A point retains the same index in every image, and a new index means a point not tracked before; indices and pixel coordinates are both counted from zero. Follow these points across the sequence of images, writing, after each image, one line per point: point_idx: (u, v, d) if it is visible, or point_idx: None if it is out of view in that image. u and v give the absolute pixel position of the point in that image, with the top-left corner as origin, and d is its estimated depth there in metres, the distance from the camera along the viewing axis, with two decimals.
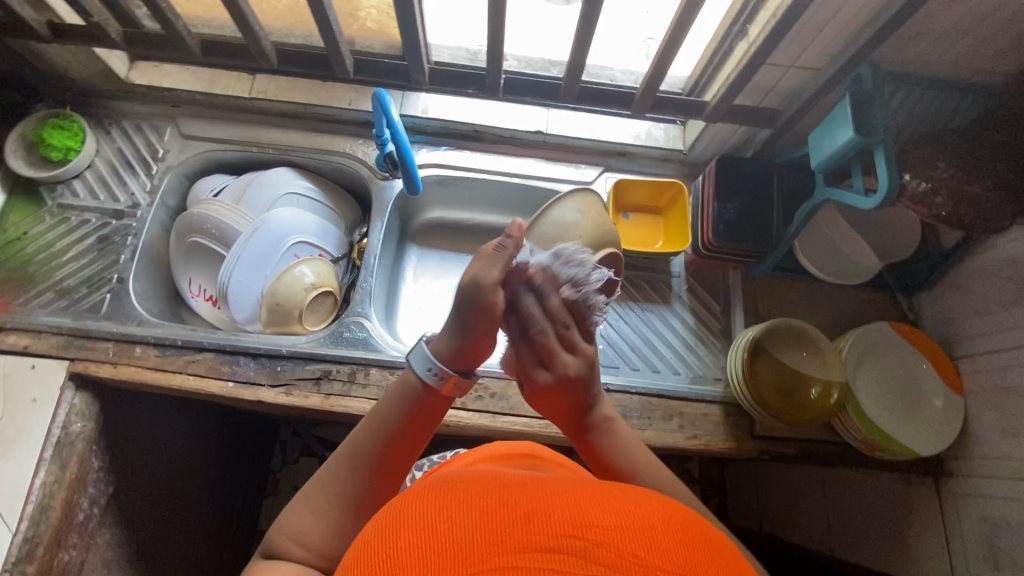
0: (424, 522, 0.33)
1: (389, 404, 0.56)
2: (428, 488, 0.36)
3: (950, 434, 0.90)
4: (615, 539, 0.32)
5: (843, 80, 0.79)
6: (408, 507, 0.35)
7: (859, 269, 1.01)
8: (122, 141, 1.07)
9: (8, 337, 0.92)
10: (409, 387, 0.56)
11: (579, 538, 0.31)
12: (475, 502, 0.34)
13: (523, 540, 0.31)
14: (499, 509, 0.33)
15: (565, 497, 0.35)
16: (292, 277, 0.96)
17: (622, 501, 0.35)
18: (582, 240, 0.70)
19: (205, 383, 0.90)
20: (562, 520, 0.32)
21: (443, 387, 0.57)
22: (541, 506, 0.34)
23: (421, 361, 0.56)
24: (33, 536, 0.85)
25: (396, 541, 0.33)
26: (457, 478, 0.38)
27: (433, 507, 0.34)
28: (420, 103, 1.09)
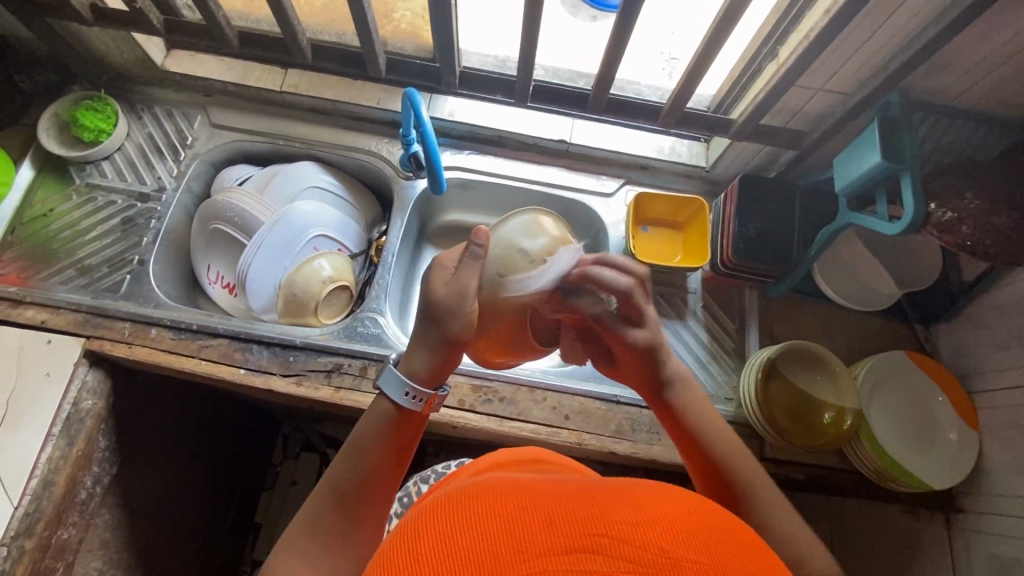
0: (446, 533, 0.34)
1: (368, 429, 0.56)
2: (444, 501, 0.38)
3: (962, 469, 0.89)
4: (637, 535, 0.34)
5: (871, 106, 0.79)
6: (426, 518, 0.36)
7: (877, 295, 0.99)
8: (153, 126, 1.08)
9: (26, 311, 0.93)
10: (384, 411, 0.56)
11: (604, 536, 0.34)
12: (496, 507, 0.36)
13: (552, 541, 0.33)
14: (519, 513, 0.35)
15: (581, 499, 0.37)
16: (310, 269, 0.97)
17: (635, 499, 0.37)
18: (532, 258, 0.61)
19: (218, 369, 0.91)
20: (583, 521, 0.34)
21: (421, 408, 0.56)
22: (560, 507, 0.36)
23: (396, 387, 0.55)
24: (34, 511, 0.84)
25: (420, 550, 0.34)
26: (469, 487, 0.39)
27: (452, 517, 0.35)
28: (447, 106, 1.10)
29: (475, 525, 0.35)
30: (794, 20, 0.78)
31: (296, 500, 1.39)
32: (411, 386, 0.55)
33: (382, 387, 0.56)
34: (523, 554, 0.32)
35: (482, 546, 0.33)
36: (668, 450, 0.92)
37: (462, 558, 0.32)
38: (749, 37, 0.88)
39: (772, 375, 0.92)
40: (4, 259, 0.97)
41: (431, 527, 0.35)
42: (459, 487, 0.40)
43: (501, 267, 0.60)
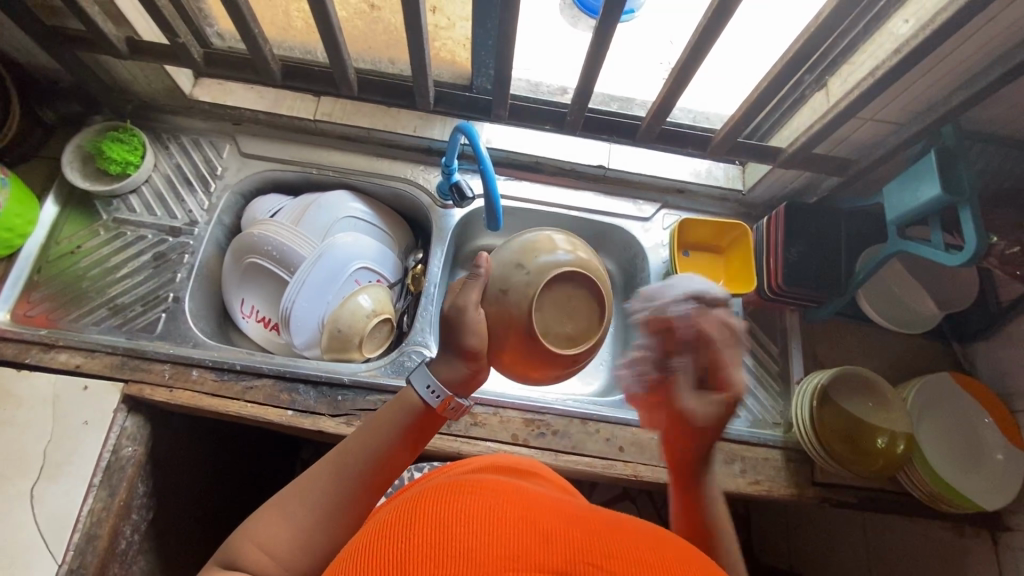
0: (440, 525, 0.33)
1: (397, 414, 0.54)
2: (451, 494, 0.37)
3: (1014, 488, 0.89)
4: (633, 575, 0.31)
5: (926, 138, 0.80)
6: (424, 507, 0.35)
7: (919, 317, 1.02)
8: (181, 156, 1.05)
9: (59, 355, 0.89)
10: (412, 401, 0.55)
11: (599, 567, 0.32)
12: (498, 515, 0.34)
13: (543, 560, 0.31)
14: (520, 527, 0.33)
15: (585, 527, 0.35)
16: (354, 304, 0.95)
17: (642, 542, 0.36)
18: (542, 262, 0.63)
19: (264, 411, 0.88)
20: (585, 549, 0.32)
21: (439, 407, 0.55)
22: (565, 532, 0.34)
23: (421, 378, 0.55)
24: (78, 567, 0.80)
25: (409, 537, 0.33)
26: (474, 485, 0.38)
27: (450, 513, 0.34)
28: (484, 133, 1.08)
29: (471, 521, 0.33)
30: (848, 53, 0.79)
31: None
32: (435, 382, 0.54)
33: (410, 377, 0.55)
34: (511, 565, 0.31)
35: (473, 545, 0.32)
36: (722, 479, 0.92)
37: (451, 553, 0.31)
38: None
39: (824, 402, 0.93)
40: (32, 299, 0.94)
41: (427, 512, 0.35)
42: (469, 483, 0.39)
43: (500, 281, 0.62)
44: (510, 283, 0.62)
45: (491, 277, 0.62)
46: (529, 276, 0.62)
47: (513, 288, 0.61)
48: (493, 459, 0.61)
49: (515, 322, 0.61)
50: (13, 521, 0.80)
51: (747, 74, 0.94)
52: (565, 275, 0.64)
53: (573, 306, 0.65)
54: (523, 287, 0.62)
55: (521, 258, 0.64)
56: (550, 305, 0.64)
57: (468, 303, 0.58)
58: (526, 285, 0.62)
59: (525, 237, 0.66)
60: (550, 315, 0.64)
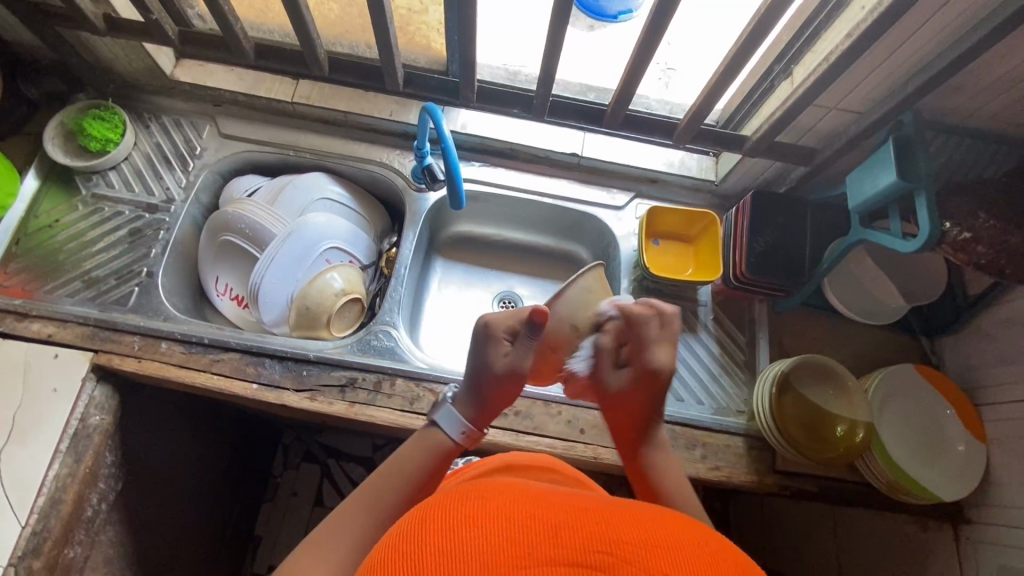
0: (452, 531, 0.36)
1: (418, 450, 0.62)
2: (453, 502, 0.39)
3: (973, 479, 0.89)
4: (636, 556, 0.35)
5: (885, 125, 0.80)
6: (432, 515, 0.38)
7: (883, 309, 1.01)
8: (161, 136, 1.07)
9: (33, 324, 0.91)
10: (435, 440, 0.63)
11: (605, 553, 0.35)
12: (504, 516, 0.37)
13: (552, 553, 0.35)
14: (526, 522, 0.36)
15: (588, 514, 0.38)
16: (323, 282, 0.96)
17: (643, 521, 0.39)
18: (587, 316, 0.71)
19: (229, 383, 0.90)
20: (589, 536, 0.36)
21: (466, 440, 0.65)
22: (568, 521, 0.37)
23: (447, 417, 0.64)
24: (42, 530, 0.82)
25: (425, 546, 0.35)
26: (476, 488, 0.41)
27: (459, 519, 0.37)
28: (460, 118, 1.10)
29: (477, 528, 0.36)
30: (810, 40, 0.79)
31: (294, 512, 1.42)
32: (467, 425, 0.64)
33: (439, 419, 0.64)
34: (523, 562, 0.34)
35: (485, 549, 0.34)
36: (682, 464, 0.92)
37: (465, 558, 0.34)
38: (764, 53, 0.89)
39: (786, 389, 0.93)
40: (8, 270, 0.96)
41: (438, 520, 0.37)
42: (473, 488, 0.42)
43: (551, 330, 0.71)
44: (558, 332, 0.71)
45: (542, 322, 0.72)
46: (574, 331, 0.71)
47: (559, 336, 0.71)
48: (506, 458, 0.69)
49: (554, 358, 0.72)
50: None
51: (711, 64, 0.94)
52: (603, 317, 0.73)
53: None
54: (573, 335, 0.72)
55: (570, 311, 0.71)
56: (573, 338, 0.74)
57: (514, 357, 0.65)
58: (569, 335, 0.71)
59: (573, 291, 0.72)
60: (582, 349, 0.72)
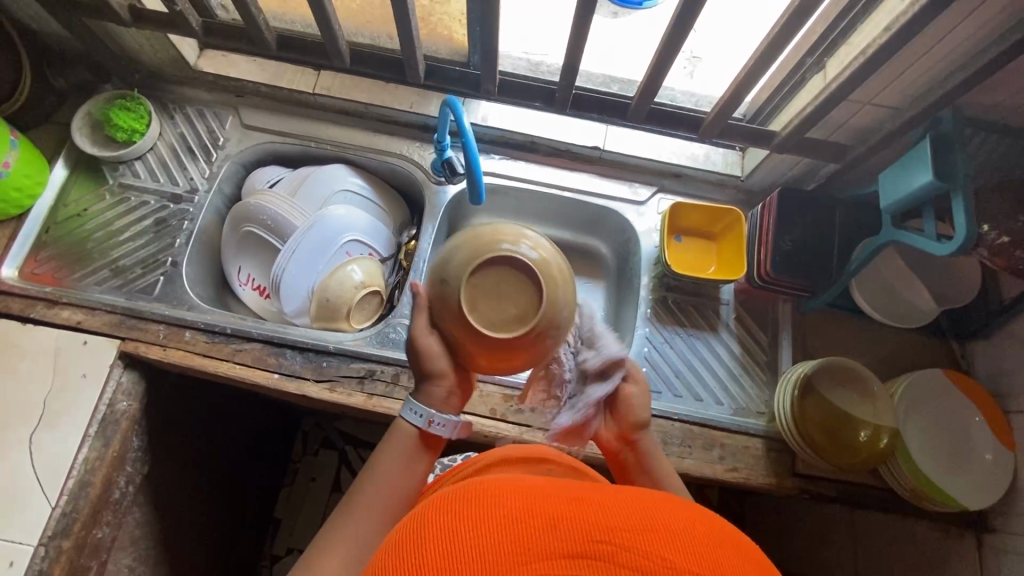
0: (454, 535, 0.37)
1: (395, 446, 0.61)
2: (457, 500, 0.40)
3: (998, 488, 0.87)
4: (635, 542, 0.36)
5: (922, 123, 0.77)
6: (433, 518, 0.39)
7: (914, 311, 0.98)
8: (185, 126, 1.08)
9: (62, 311, 0.93)
10: (403, 433, 0.62)
11: (606, 542, 0.36)
12: (505, 512, 0.38)
13: (553, 545, 0.36)
14: (527, 516, 0.38)
15: (588, 503, 0.39)
16: (342, 275, 0.97)
17: (643, 507, 0.39)
18: (457, 265, 0.58)
19: (252, 372, 0.91)
20: (588, 526, 0.37)
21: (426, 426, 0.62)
22: (567, 511, 0.38)
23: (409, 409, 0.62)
24: (71, 511, 0.85)
25: (428, 551, 0.37)
26: (475, 485, 0.42)
27: (459, 522, 0.38)
28: (481, 110, 1.09)
29: (479, 526, 0.37)
30: (846, 33, 0.76)
31: (312, 497, 1.44)
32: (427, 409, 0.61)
33: (401, 414, 0.62)
34: (526, 557, 0.35)
35: (485, 548, 0.36)
36: (699, 464, 0.91)
37: (469, 558, 0.35)
38: (795, 46, 0.86)
39: (808, 390, 0.92)
40: (39, 258, 0.98)
41: (439, 524, 0.38)
42: (473, 485, 0.43)
43: (432, 298, 0.59)
44: (438, 298, 0.59)
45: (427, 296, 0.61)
46: (450, 286, 0.57)
47: (438, 301, 0.59)
48: (504, 450, 0.69)
49: (459, 329, 0.58)
50: (13, 465, 0.85)
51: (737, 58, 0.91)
52: (524, 277, 0.57)
53: (507, 291, 0.57)
54: (480, 285, 0.57)
55: (441, 270, 0.59)
56: (486, 292, 0.57)
57: (419, 331, 0.61)
58: (450, 292, 0.57)
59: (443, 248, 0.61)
60: (515, 318, 0.56)
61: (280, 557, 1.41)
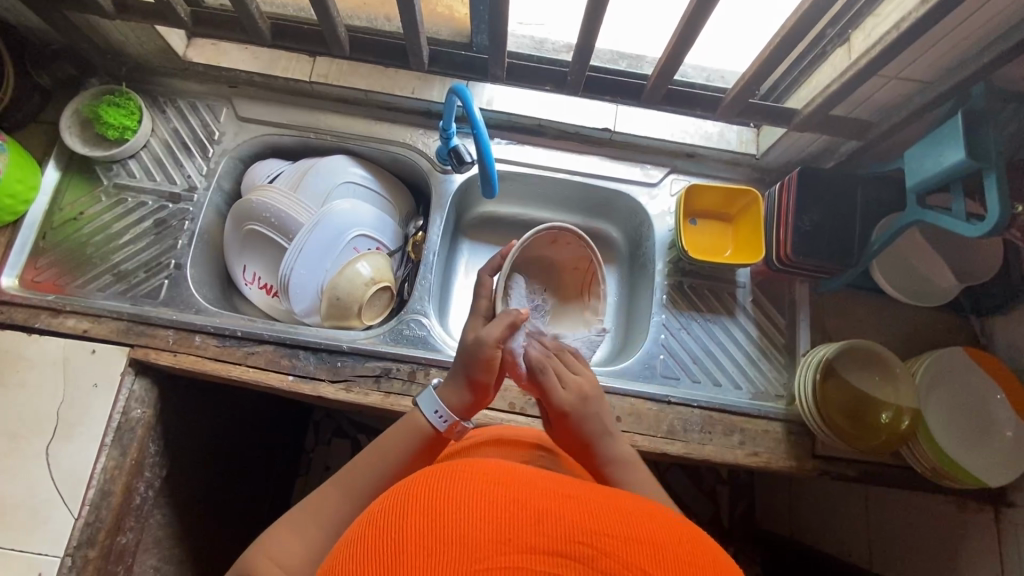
0: (435, 510, 0.36)
1: (402, 434, 0.63)
2: (444, 478, 0.39)
3: (1019, 465, 0.86)
4: (618, 549, 0.35)
5: (954, 97, 0.74)
6: (418, 490, 0.39)
7: (934, 290, 0.97)
8: (178, 121, 1.04)
9: (67, 319, 0.91)
10: (416, 426, 0.64)
11: (589, 546, 0.35)
12: (491, 499, 0.37)
13: (534, 542, 0.35)
14: (511, 506, 0.37)
15: (576, 503, 0.38)
16: (351, 272, 0.95)
17: (630, 516, 0.38)
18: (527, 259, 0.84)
19: (265, 375, 0.90)
20: (572, 526, 0.36)
21: (447, 430, 0.64)
22: (552, 508, 0.37)
23: (428, 404, 0.65)
24: (94, 520, 0.84)
25: (405, 524, 0.36)
26: (464, 464, 0.41)
27: (441, 500, 0.37)
28: (485, 94, 1.04)
29: (463, 510, 0.36)
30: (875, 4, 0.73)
31: None
32: (443, 409, 0.64)
33: (419, 402, 0.65)
34: (505, 549, 0.34)
35: (467, 532, 0.35)
36: (720, 450, 0.91)
37: (448, 540, 0.34)
38: None
39: (829, 374, 0.91)
40: (39, 265, 0.96)
41: (423, 498, 0.37)
42: (463, 464, 0.42)
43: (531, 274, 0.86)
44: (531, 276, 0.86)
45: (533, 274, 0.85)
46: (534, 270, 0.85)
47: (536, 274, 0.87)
48: (498, 433, 0.68)
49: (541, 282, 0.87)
50: (32, 477, 0.84)
51: (753, 40, 0.85)
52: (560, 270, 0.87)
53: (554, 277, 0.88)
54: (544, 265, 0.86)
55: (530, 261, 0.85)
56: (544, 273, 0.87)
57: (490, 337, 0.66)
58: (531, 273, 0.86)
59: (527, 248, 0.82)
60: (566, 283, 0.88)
61: None
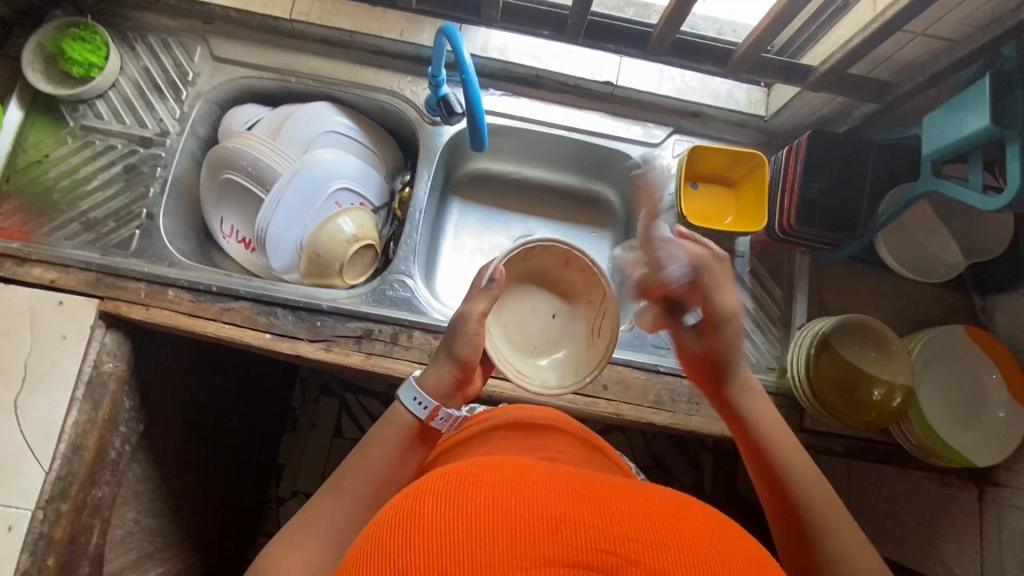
0: (440, 524, 0.33)
1: (386, 433, 0.59)
2: (453, 485, 0.36)
3: (1009, 445, 0.85)
4: (644, 556, 0.32)
5: (983, 58, 0.69)
6: (424, 501, 0.36)
7: (940, 265, 0.93)
8: (149, 59, 0.97)
9: (33, 269, 0.87)
10: (401, 420, 0.60)
11: (613, 554, 0.32)
12: (503, 506, 0.34)
13: (552, 552, 0.32)
14: (525, 514, 0.34)
15: (596, 507, 0.36)
16: (332, 228, 0.90)
17: (653, 514, 0.36)
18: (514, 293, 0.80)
19: (242, 332, 0.86)
20: (592, 532, 0.33)
21: (427, 416, 0.60)
22: (571, 513, 0.34)
23: (409, 393, 0.60)
24: (67, 474, 0.83)
25: (408, 544, 0.33)
26: (473, 470, 0.38)
27: (448, 511, 0.34)
28: (480, 38, 0.97)
29: (475, 521, 0.33)
30: None
31: (313, 443, 1.45)
32: (420, 393, 0.60)
33: (399, 395, 0.61)
34: (523, 562, 0.32)
35: (479, 546, 0.32)
36: (706, 421, 0.89)
37: (459, 557, 0.32)
38: None
39: (823, 348, 0.89)
40: (3, 211, 0.90)
41: (427, 512, 0.35)
42: (470, 468, 0.39)
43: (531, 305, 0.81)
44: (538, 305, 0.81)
45: (527, 305, 0.81)
46: (536, 304, 0.81)
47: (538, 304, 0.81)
48: (511, 416, 0.67)
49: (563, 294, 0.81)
50: None
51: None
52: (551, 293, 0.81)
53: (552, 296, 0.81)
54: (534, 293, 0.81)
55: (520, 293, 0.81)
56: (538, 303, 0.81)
57: (473, 313, 0.63)
58: (534, 307, 0.81)
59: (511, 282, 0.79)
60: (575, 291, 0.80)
61: (286, 500, 1.42)
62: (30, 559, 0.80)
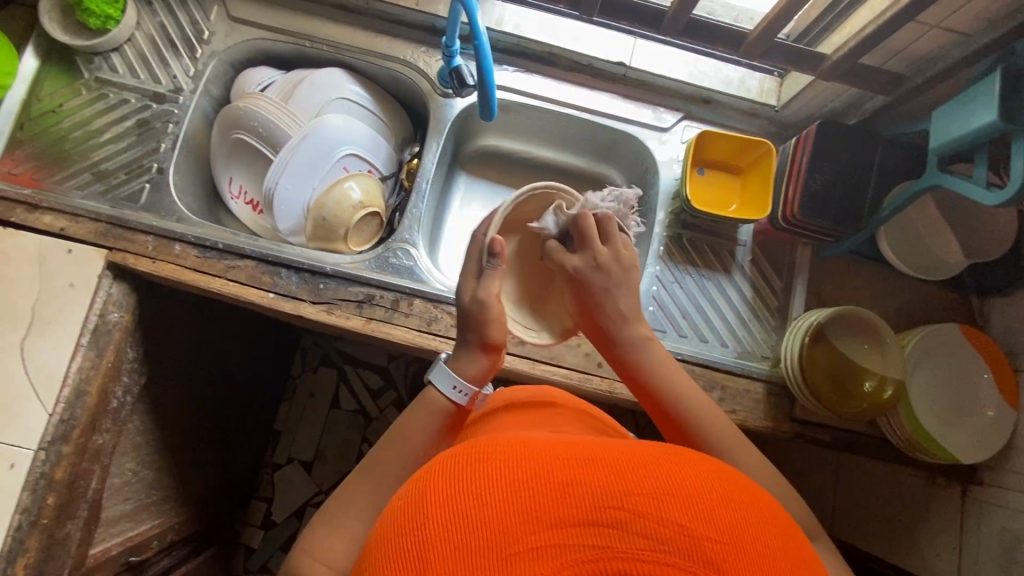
0: (452, 500, 0.36)
1: (423, 420, 0.58)
2: (460, 464, 0.39)
3: (994, 445, 0.86)
4: (652, 508, 0.34)
5: (995, 52, 0.70)
6: (432, 483, 0.38)
7: (939, 263, 0.94)
8: (166, 16, 0.98)
9: (43, 216, 0.88)
10: (437, 406, 0.59)
11: (620, 508, 0.34)
12: (510, 478, 0.36)
13: (563, 513, 0.34)
14: (535, 480, 0.36)
15: (601, 467, 0.37)
16: (339, 192, 0.91)
17: (653, 467, 0.37)
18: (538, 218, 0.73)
19: (245, 290, 0.88)
20: (599, 492, 0.35)
21: (466, 402, 0.60)
22: (577, 474, 0.36)
23: (444, 380, 0.59)
24: (69, 418, 0.85)
25: (426, 518, 0.36)
26: (479, 447, 0.40)
27: (461, 486, 0.37)
28: (496, 13, 0.98)
29: (485, 495, 0.36)
30: None
31: (310, 412, 1.46)
32: (459, 380, 0.59)
33: (433, 380, 0.59)
34: (537, 527, 0.34)
35: (491, 516, 0.35)
36: None
37: (473, 530, 0.34)
38: None
39: (818, 339, 0.90)
40: (16, 158, 0.91)
41: (438, 492, 0.37)
42: (480, 444, 0.41)
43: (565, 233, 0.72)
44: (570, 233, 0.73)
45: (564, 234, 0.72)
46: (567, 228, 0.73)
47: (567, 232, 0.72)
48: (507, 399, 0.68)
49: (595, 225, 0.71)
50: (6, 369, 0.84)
51: None
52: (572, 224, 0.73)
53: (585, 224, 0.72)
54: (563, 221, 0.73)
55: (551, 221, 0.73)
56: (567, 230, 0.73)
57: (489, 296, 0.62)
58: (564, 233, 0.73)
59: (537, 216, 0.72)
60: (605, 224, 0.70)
61: (281, 466, 1.44)
62: (31, 497, 0.82)
